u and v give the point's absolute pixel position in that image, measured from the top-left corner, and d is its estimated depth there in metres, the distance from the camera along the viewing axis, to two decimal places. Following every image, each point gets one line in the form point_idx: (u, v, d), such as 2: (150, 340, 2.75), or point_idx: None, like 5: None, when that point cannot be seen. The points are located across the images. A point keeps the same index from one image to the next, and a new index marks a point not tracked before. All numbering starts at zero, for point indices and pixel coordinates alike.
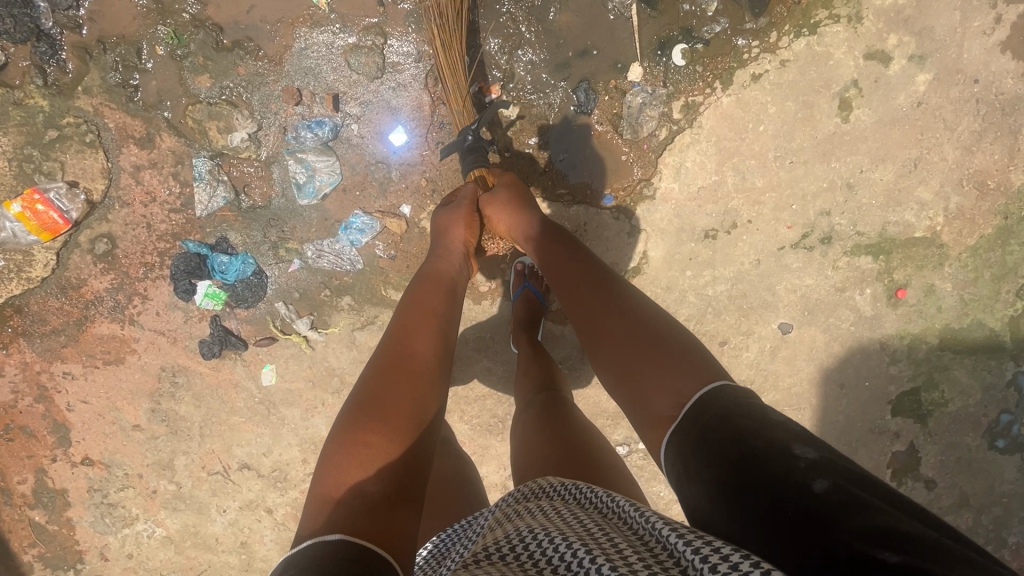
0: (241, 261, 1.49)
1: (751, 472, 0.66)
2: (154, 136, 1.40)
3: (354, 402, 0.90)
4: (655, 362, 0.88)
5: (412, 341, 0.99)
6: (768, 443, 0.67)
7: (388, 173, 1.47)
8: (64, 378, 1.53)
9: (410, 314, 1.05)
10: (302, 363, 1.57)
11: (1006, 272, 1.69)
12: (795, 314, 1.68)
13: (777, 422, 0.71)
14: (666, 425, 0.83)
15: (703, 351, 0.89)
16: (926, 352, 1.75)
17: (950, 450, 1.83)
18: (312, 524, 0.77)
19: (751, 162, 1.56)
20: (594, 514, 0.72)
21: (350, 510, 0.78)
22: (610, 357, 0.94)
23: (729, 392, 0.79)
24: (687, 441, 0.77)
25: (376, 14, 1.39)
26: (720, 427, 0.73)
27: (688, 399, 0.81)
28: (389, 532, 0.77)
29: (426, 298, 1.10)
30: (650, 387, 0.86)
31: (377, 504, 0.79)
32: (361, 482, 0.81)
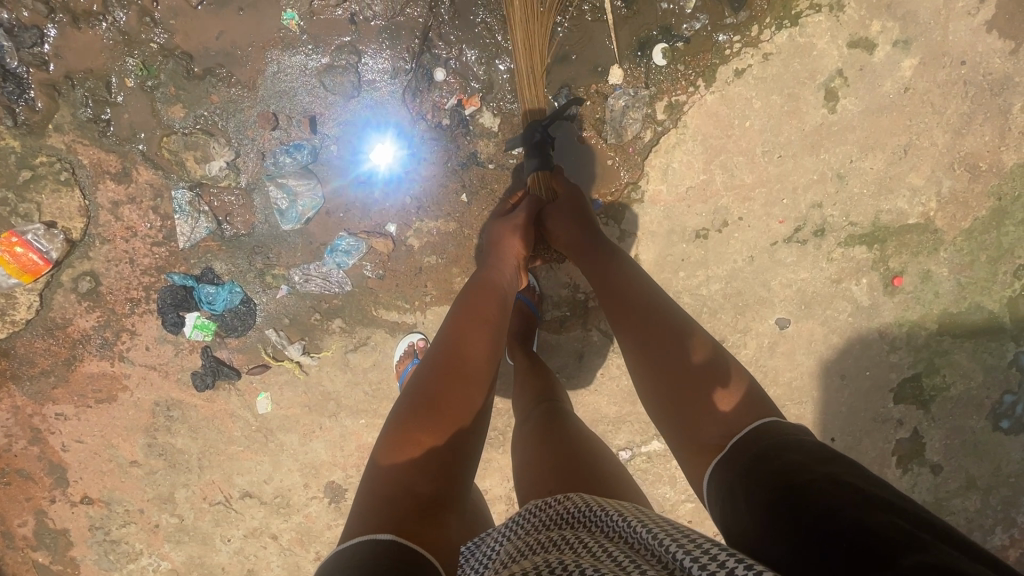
0: (228, 291, 1.47)
1: (804, 508, 0.66)
2: (130, 171, 1.37)
3: (408, 398, 0.90)
4: (704, 390, 0.91)
5: (468, 343, 0.98)
6: (823, 482, 0.68)
7: (372, 192, 1.45)
8: (57, 419, 1.51)
9: (467, 319, 1.02)
10: (297, 389, 1.56)
11: (1002, 253, 1.67)
12: (792, 309, 1.67)
13: (833, 461, 0.71)
14: (709, 454, 0.87)
15: (753, 388, 0.91)
16: (926, 338, 1.74)
17: (954, 433, 1.83)
18: (361, 520, 0.78)
19: (739, 159, 1.53)
20: (610, 541, 0.70)
21: (402, 508, 0.78)
22: (657, 381, 0.97)
23: (780, 429, 0.82)
24: (734, 471, 0.80)
25: (349, 32, 1.36)
26: (779, 457, 0.75)
27: (735, 435, 0.85)
28: (435, 536, 0.76)
29: (481, 299, 1.07)
30: (699, 416, 0.90)
31: (428, 506, 0.79)
32: (415, 481, 0.81)
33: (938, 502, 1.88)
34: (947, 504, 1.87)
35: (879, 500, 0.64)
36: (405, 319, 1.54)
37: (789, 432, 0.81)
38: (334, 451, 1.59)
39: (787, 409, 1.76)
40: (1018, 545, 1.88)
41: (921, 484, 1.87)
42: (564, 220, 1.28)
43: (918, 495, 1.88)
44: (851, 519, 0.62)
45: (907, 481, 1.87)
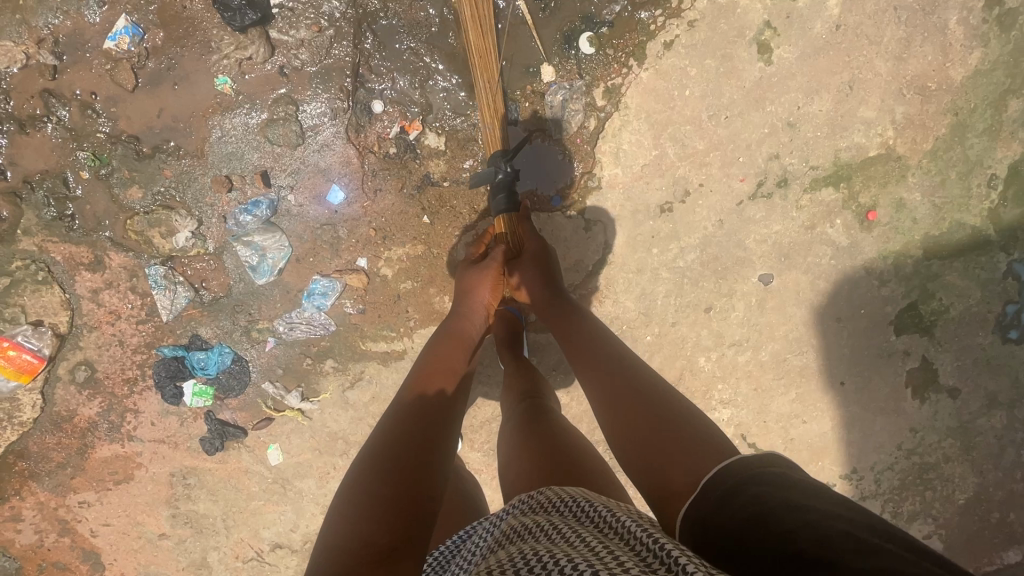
0: (218, 353, 1.51)
1: (764, 533, 0.69)
2: (102, 258, 1.41)
3: (370, 451, 0.99)
4: (670, 435, 0.96)
5: (431, 392, 1.15)
6: (782, 505, 0.71)
7: (337, 232, 1.48)
8: (81, 507, 1.55)
9: (431, 374, 1.19)
10: (305, 435, 1.59)
11: (972, 167, 1.66)
12: (773, 263, 1.66)
13: (791, 488, 0.76)
14: (682, 499, 0.87)
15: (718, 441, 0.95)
16: (914, 266, 1.73)
17: (963, 354, 1.81)
18: (320, 568, 0.80)
19: (687, 128, 1.54)
20: (593, 531, 0.74)
21: (359, 555, 0.80)
22: (627, 432, 1.01)
23: (744, 464, 0.84)
24: (702, 515, 0.81)
25: (281, 84, 1.38)
26: (742, 492, 0.78)
27: (704, 476, 0.87)
28: (394, 573, 0.78)
29: (448, 354, 1.26)
30: (667, 458, 0.93)
31: (387, 551, 0.81)
32: (373, 532, 0.84)
33: (965, 426, 1.87)
34: (973, 425, 1.87)
35: (831, 514, 0.68)
36: (394, 347, 1.56)
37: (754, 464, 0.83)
38: None
39: (790, 362, 1.75)
40: None
41: (942, 411, 1.86)
42: (531, 272, 1.37)
43: (942, 423, 1.87)
44: (808, 535, 0.65)
45: (927, 411, 1.86)
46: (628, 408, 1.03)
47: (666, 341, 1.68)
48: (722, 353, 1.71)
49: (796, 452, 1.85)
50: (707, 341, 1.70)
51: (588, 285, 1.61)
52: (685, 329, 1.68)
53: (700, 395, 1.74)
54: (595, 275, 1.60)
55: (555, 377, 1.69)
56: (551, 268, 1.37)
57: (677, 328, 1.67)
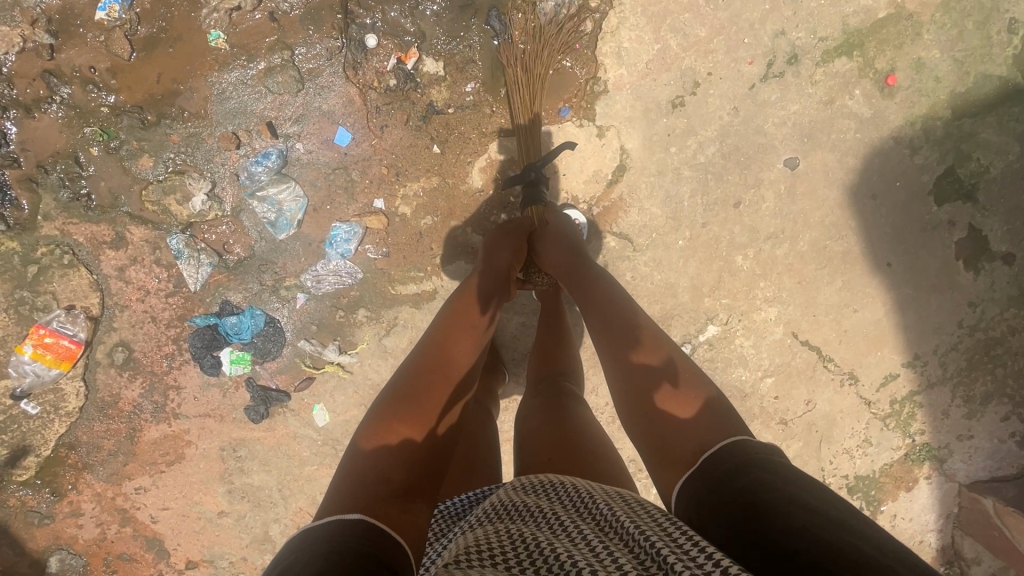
0: (250, 317, 1.49)
1: (763, 522, 0.68)
2: (124, 234, 1.41)
3: (390, 394, 0.99)
4: (674, 410, 0.95)
5: (451, 350, 1.10)
6: (783, 501, 0.70)
7: (350, 176, 1.46)
8: (138, 494, 1.54)
9: (454, 327, 1.14)
10: (348, 390, 1.56)
11: (987, 14, 1.60)
12: (797, 146, 1.61)
13: (793, 482, 0.75)
14: (685, 468, 0.88)
15: (726, 411, 0.94)
16: (944, 128, 1.66)
17: (1012, 215, 1.73)
18: (337, 495, 0.83)
19: (686, 16, 1.50)
20: (591, 524, 0.70)
21: (376, 490, 0.82)
22: (637, 407, 1.00)
23: (747, 445, 0.84)
24: (702, 490, 0.81)
25: (273, 30, 1.38)
26: (743, 476, 0.77)
27: (708, 448, 0.87)
28: (406, 519, 0.81)
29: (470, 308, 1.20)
30: (671, 432, 0.93)
31: (400, 493, 0.84)
32: (390, 470, 0.86)
33: None
34: None
35: (834, 519, 0.66)
36: (424, 288, 1.53)
37: (756, 449, 0.83)
38: None
39: (831, 249, 1.69)
40: None
41: (999, 280, 1.77)
42: (555, 245, 1.31)
43: (1002, 293, 1.78)
44: (806, 531, 0.64)
45: (984, 282, 1.77)
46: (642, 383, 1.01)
47: (699, 244, 1.63)
48: (759, 249, 1.65)
49: (854, 345, 1.77)
50: (742, 238, 1.64)
51: (609, 196, 1.58)
52: (717, 228, 1.63)
53: (743, 297, 1.68)
54: (615, 184, 1.57)
55: None
56: (573, 242, 1.30)
57: (708, 229, 1.62)
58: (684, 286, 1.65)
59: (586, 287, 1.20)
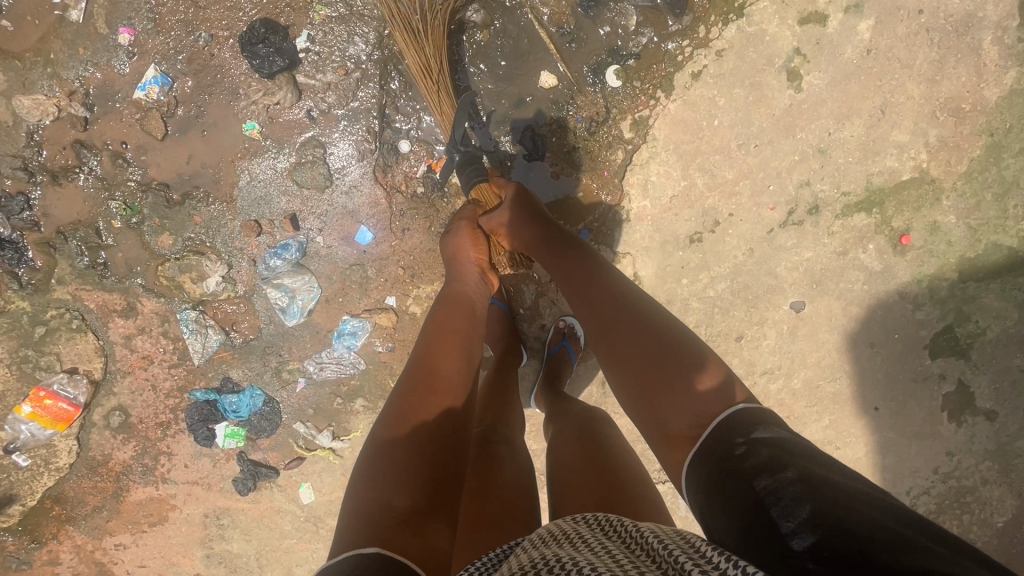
0: (250, 396, 1.52)
1: (786, 510, 0.65)
2: (135, 304, 1.42)
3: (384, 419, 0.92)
4: (666, 377, 0.89)
5: (437, 360, 1.00)
6: (799, 482, 0.68)
7: (365, 272, 1.48)
8: (116, 550, 1.56)
9: (436, 340, 1.04)
10: (336, 473, 1.59)
11: (1008, 188, 1.62)
12: (804, 290, 1.64)
13: (799, 457, 0.73)
14: (687, 445, 0.86)
15: (723, 378, 0.89)
16: (949, 288, 1.69)
17: (1001, 376, 1.78)
18: (348, 534, 0.80)
19: (716, 157, 1.51)
20: (622, 549, 0.65)
21: (383, 524, 0.79)
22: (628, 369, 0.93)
23: (744, 417, 0.82)
24: (712, 471, 0.78)
25: (309, 127, 1.38)
26: (751, 457, 0.75)
27: (710, 422, 0.85)
28: (417, 542, 0.78)
29: (448, 317, 1.10)
30: (670, 407, 0.88)
31: (408, 517, 0.80)
32: (393, 494, 0.82)
33: (1004, 448, 1.84)
34: (1013, 448, 1.83)
35: (851, 498, 0.64)
36: None
37: (744, 426, 0.81)
38: None
39: (823, 389, 1.73)
40: None
41: (979, 434, 1.82)
42: (519, 216, 1.24)
43: (980, 446, 1.83)
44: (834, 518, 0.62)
45: (965, 434, 1.82)
46: (629, 351, 0.93)
47: None
48: (753, 381, 1.69)
49: None
50: (738, 370, 1.68)
51: None
52: None
53: None
54: None
55: None
56: (539, 215, 1.23)
57: None
58: None
59: (568, 260, 1.12)
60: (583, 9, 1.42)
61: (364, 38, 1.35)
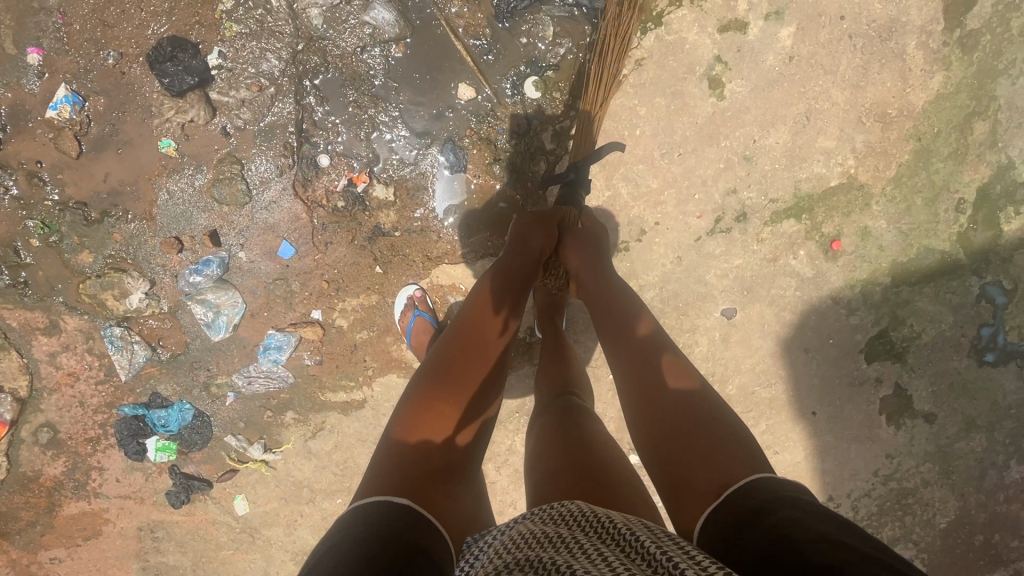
0: (179, 410, 1.52)
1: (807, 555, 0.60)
2: (57, 322, 1.43)
3: (421, 387, 1.02)
4: (700, 426, 0.91)
5: (479, 346, 1.11)
6: (826, 532, 0.63)
7: (289, 286, 1.48)
8: (52, 563, 1.57)
9: (479, 324, 1.14)
10: (270, 484, 1.60)
11: (937, 192, 1.62)
12: (735, 298, 1.64)
13: (833, 519, 0.67)
14: (712, 499, 0.82)
15: (757, 452, 0.89)
16: (882, 293, 1.69)
17: (940, 378, 1.77)
18: (378, 479, 0.86)
19: (640, 167, 1.52)
20: (589, 536, 0.66)
21: (412, 468, 0.88)
22: (664, 415, 0.95)
23: (777, 484, 0.79)
24: (730, 520, 0.76)
25: (225, 143, 1.38)
26: (776, 512, 0.71)
27: (736, 481, 0.82)
28: (444, 503, 0.86)
29: (490, 309, 1.17)
30: (700, 449, 0.87)
31: (435, 469, 0.90)
32: (426, 455, 0.92)
33: (942, 450, 1.82)
34: (952, 449, 1.82)
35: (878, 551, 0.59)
36: (354, 396, 1.56)
37: (779, 491, 0.77)
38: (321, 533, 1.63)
39: (758, 394, 1.74)
40: None
41: (919, 437, 1.81)
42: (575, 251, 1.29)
43: (919, 447, 1.82)
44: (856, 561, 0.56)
45: (904, 437, 1.82)
46: (672, 396, 0.96)
47: None
48: None
49: None
50: None
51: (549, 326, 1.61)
52: None
53: None
54: None
55: (516, 418, 1.66)
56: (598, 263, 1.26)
57: None
58: (612, 416, 1.70)
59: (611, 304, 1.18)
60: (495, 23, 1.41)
61: (277, 54, 1.35)
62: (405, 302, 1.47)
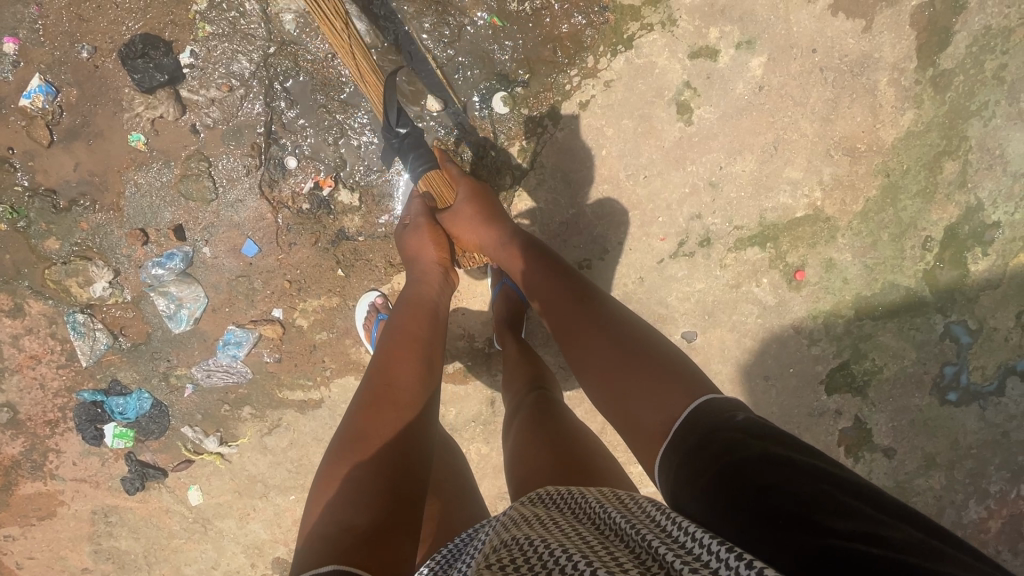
0: (137, 398, 1.54)
1: (758, 486, 0.65)
2: (21, 305, 1.47)
3: (340, 437, 0.88)
4: (634, 367, 0.89)
5: (395, 375, 0.96)
6: (767, 456, 0.68)
7: (251, 284, 1.50)
8: (7, 541, 1.60)
9: (396, 349, 1.01)
10: (224, 477, 1.60)
11: (905, 229, 1.60)
12: (696, 321, 1.65)
13: (767, 434, 0.72)
14: (657, 441, 0.82)
15: (696, 372, 0.87)
16: (845, 325, 1.66)
17: (899, 414, 1.70)
18: (305, 556, 0.74)
19: (605, 187, 1.55)
20: (567, 516, 0.71)
21: (340, 542, 0.74)
22: (604, 373, 0.92)
23: (715, 407, 0.78)
24: (682, 461, 0.76)
25: (193, 141, 1.42)
26: (715, 440, 0.73)
27: (677, 416, 0.81)
28: (383, 560, 0.74)
29: (410, 325, 1.07)
30: (638, 398, 0.86)
31: (370, 535, 0.75)
32: (352, 513, 0.77)
33: (901, 485, 1.74)
34: (910, 485, 1.73)
35: (812, 472, 0.66)
36: (311, 396, 1.57)
37: (725, 412, 0.77)
38: (274, 529, 1.62)
39: None
40: (999, 515, 1.73)
41: (877, 470, 1.74)
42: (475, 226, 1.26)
43: (876, 482, 1.74)
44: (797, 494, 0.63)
45: (862, 469, 1.74)
46: (607, 350, 0.93)
47: (586, 395, 1.69)
48: None
49: None
50: None
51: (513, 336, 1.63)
52: None
53: (623, 451, 1.70)
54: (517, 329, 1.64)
55: (472, 426, 1.67)
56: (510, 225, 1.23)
57: None
58: None
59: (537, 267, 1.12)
60: (442, 50, 1.45)
61: (248, 56, 1.40)
62: (366, 309, 1.48)
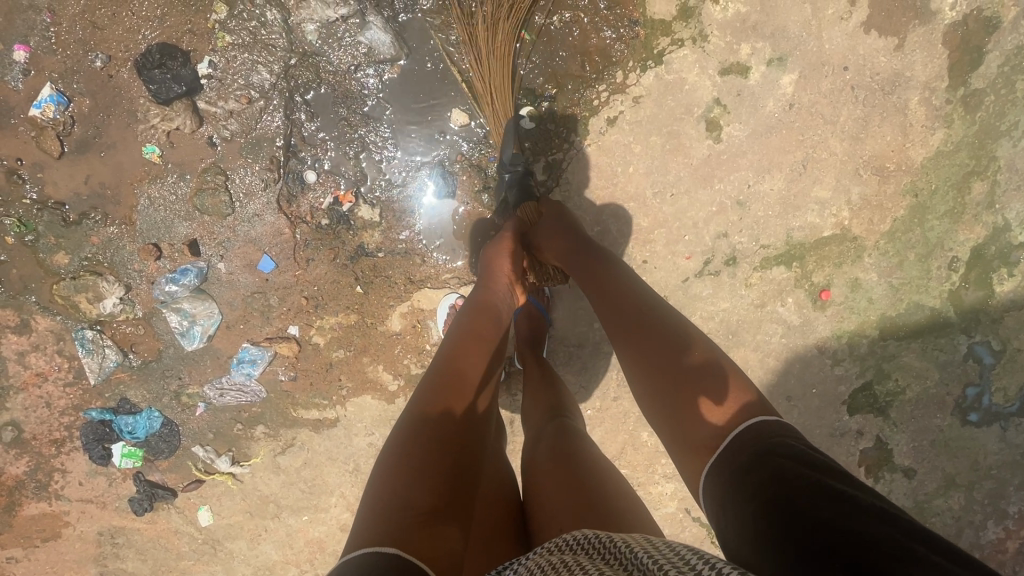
0: (147, 417, 1.49)
1: (813, 526, 0.59)
2: (28, 321, 1.42)
3: (406, 415, 0.85)
4: (687, 378, 0.84)
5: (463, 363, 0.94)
6: (824, 494, 0.62)
7: (267, 300, 1.45)
8: (9, 563, 1.55)
9: (465, 342, 0.99)
10: (235, 498, 1.55)
11: (932, 249, 1.57)
12: (719, 340, 1.62)
13: (823, 468, 0.66)
14: (706, 454, 0.79)
15: (752, 388, 0.82)
16: (869, 346, 1.64)
17: (922, 435, 1.68)
18: (361, 531, 0.71)
19: (630, 205, 1.52)
20: (593, 559, 0.62)
21: (400, 518, 0.71)
22: (652, 377, 0.88)
23: (774, 427, 0.74)
24: (731, 487, 0.72)
25: (210, 153, 1.38)
26: (765, 469, 0.69)
27: (730, 431, 0.77)
28: (438, 547, 0.70)
29: (480, 324, 1.05)
30: (692, 411, 0.82)
31: (427, 516, 0.73)
32: (415, 491, 0.75)
33: (921, 506, 1.72)
34: (930, 506, 1.71)
35: (874, 513, 0.58)
36: (326, 415, 1.52)
37: (783, 436, 0.73)
38: (285, 550, 1.58)
39: None
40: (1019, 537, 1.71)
41: (897, 491, 1.71)
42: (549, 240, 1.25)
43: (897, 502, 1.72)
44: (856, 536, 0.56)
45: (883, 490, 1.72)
46: (659, 353, 0.88)
47: (607, 415, 1.65)
48: None
49: None
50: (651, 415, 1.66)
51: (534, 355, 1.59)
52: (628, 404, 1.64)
53: (643, 471, 1.66)
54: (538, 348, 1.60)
55: None
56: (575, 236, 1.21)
57: (619, 402, 1.64)
58: None
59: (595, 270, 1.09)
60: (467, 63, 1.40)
61: (268, 67, 1.36)
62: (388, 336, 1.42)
